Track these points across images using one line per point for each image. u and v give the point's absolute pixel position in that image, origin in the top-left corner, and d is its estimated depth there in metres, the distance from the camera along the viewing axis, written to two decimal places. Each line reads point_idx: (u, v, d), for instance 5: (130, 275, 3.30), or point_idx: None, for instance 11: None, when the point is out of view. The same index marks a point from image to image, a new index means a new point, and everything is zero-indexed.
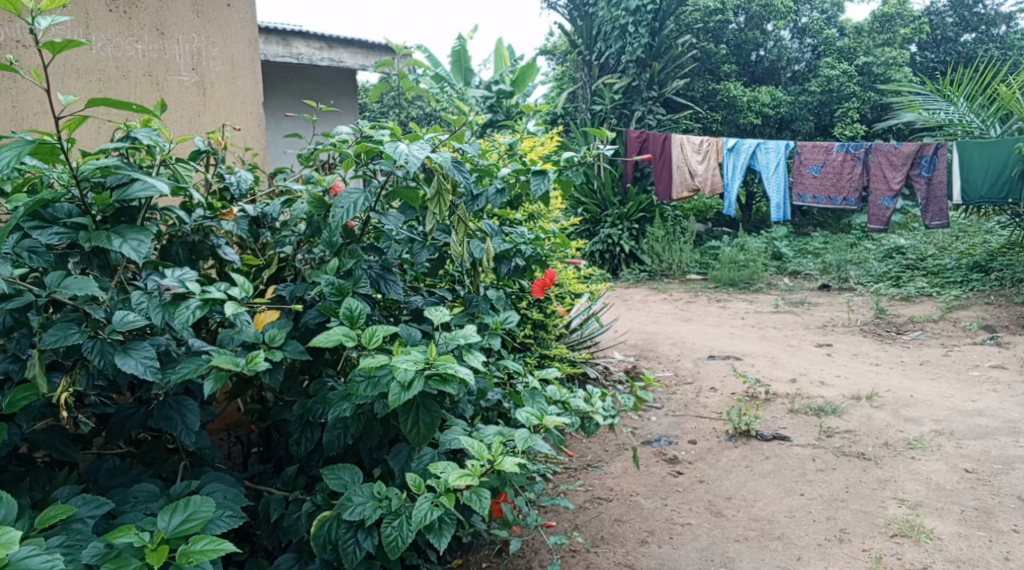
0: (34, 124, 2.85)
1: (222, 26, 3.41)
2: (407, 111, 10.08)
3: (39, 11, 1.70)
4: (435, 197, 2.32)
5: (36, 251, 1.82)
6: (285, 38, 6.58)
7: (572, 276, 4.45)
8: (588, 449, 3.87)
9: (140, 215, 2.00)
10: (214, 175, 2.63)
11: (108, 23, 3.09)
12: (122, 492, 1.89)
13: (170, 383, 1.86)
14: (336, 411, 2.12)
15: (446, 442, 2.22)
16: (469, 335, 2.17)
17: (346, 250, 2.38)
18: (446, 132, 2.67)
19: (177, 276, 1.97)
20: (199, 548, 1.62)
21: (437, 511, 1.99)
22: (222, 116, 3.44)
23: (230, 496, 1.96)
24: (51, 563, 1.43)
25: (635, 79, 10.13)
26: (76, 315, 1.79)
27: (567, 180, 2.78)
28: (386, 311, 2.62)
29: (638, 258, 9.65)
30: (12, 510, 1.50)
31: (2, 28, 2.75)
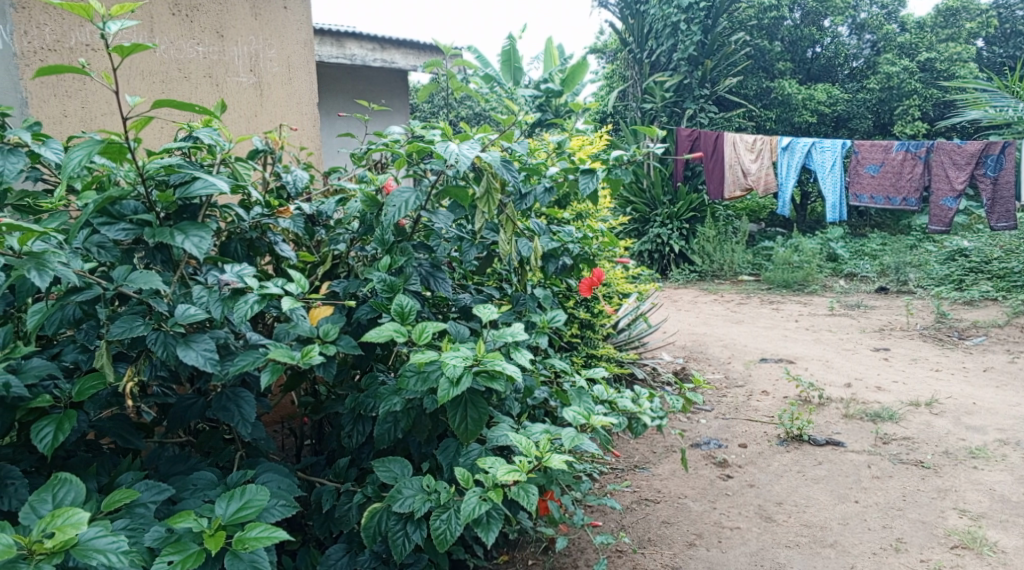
0: (101, 124, 2.97)
1: (279, 28, 3.51)
2: (457, 110, 10.15)
3: (109, 17, 1.77)
4: (484, 196, 2.35)
5: (105, 247, 1.92)
6: (339, 40, 6.70)
7: (620, 276, 4.45)
8: (635, 450, 3.87)
9: (202, 212, 2.07)
10: (271, 174, 2.70)
11: (171, 26, 3.17)
12: (182, 479, 1.96)
13: (229, 375, 1.92)
14: (387, 405, 2.17)
15: (494, 438, 2.25)
16: (517, 333, 2.19)
17: (397, 248, 2.42)
18: (496, 131, 2.69)
19: (236, 272, 2.03)
20: (255, 534, 1.67)
21: (484, 506, 2.02)
22: (279, 117, 3.56)
23: (284, 486, 2.02)
24: (116, 544, 1.49)
25: (686, 77, 10.05)
26: (141, 308, 1.87)
27: (615, 179, 2.77)
28: (435, 309, 2.66)
29: (688, 258, 9.56)
30: (80, 492, 1.57)
31: (73, 33, 2.87)
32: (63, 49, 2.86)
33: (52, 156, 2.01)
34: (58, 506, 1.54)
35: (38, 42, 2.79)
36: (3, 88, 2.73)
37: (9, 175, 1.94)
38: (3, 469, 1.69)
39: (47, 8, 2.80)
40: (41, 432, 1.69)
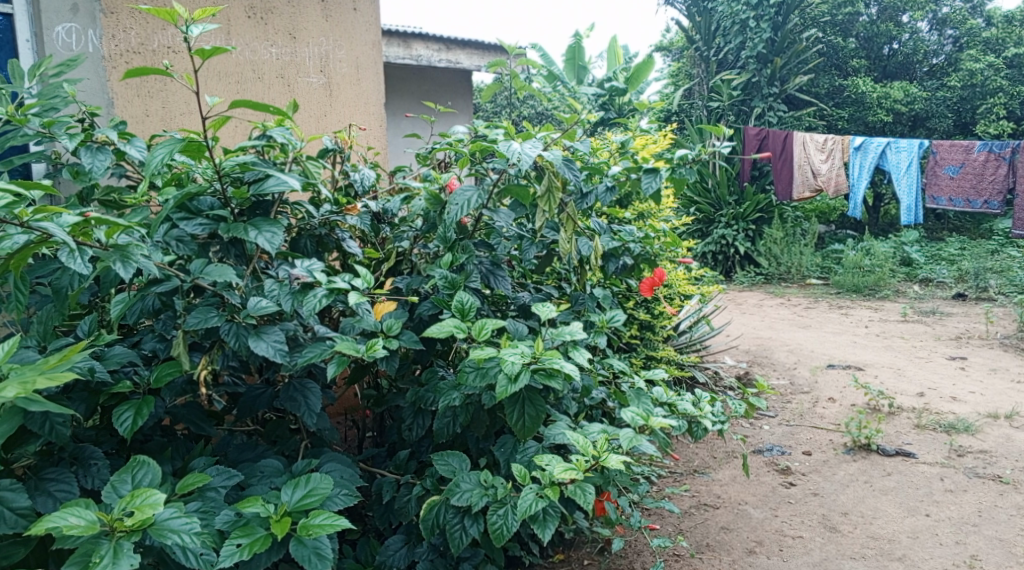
0: (180, 124, 3.08)
1: (348, 29, 3.60)
2: (521, 110, 10.20)
3: (193, 21, 1.85)
4: (546, 195, 2.38)
5: (183, 241, 2.00)
6: (406, 41, 6.81)
7: (682, 277, 4.42)
8: (695, 454, 3.84)
9: (274, 208, 2.15)
10: (340, 173, 2.78)
11: (247, 29, 3.28)
12: (250, 466, 2.03)
13: (297, 366, 1.99)
14: (446, 400, 2.21)
15: (551, 436, 2.27)
16: (575, 331, 2.20)
17: (459, 246, 2.46)
18: (559, 130, 2.71)
19: (306, 266, 2.10)
20: (318, 522, 1.73)
21: (541, 503, 2.04)
22: (347, 117, 3.64)
23: (346, 476, 2.07)
24: (189, 525, 1.56)
25: (755, 75, 9.89)
26: (215, 300, 1.95)
27: (679, 178, 2.73)
28: (494, 306, 2.69)
29: (753, 260, 9.40)
30: (157, 474, 1.64)
31: (156, 36, 3.00)
32: (147, 52, 2.99)
33: (137, 153, 2.11)
34: (137, 487, 1.62)
35: (124, 45, 2.93)
36: (92, 89, 2.86)
37: (97, 171, 2.07)
38: (86, 449, 1.79)
39: (133, 13, 2.94)
40: (121, 416, 1.77)
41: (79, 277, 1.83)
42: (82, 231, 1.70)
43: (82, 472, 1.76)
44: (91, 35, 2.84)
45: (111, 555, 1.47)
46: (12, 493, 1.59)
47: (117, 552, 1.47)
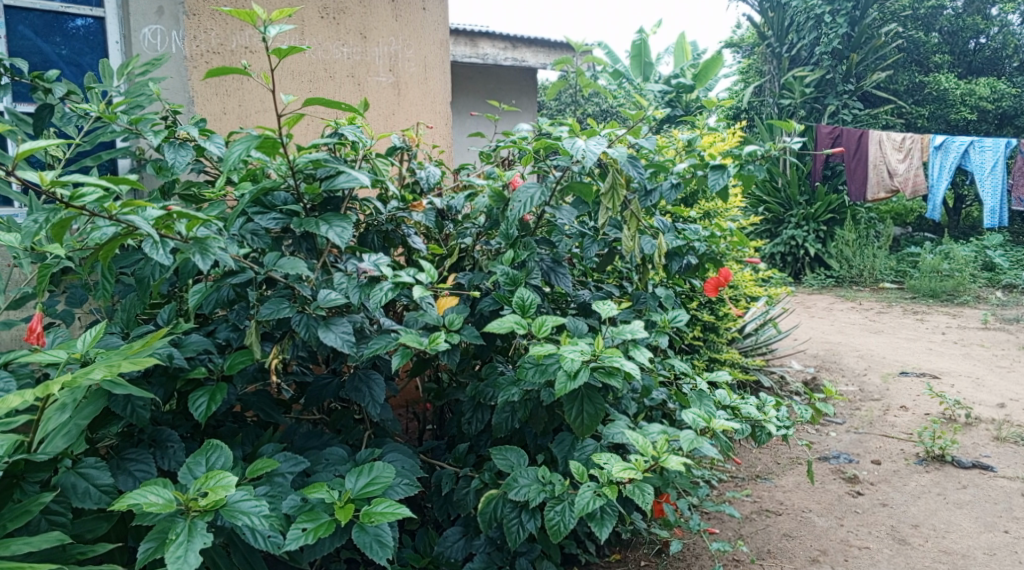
0: (256, 121, 3.18)
1: (417, 29, 3.67)
2: (586, 106, 10.17)
3: (271, 22, 1.92)
4: (609, 192, 2.39)
5: (258, 234, 2.08)
6: (473, 39, 6.86)
7: (749, 278, 4.37)
8: (758, 459, 3.79)
9: (343, 204, 2.22)
10: (407, 170, 2.83)
11: (320, 28, 3.36)
12: (316, 453, 2.10)
13: (363, 357, 2.05)
14: (505, 395, 2.24)
15: (610, 435, 2.28)
16: (636, 331, 2.20)
17: (521, 243, 2.49)
18: (625, 127, 2.71)
19: (373, 260, 2.15)
20: (380, 510, 1.78)
21: (599, 501, 2.05)
22: (414, 115, 3.71)
23: (408, 466, 2.12)
24: (258, 508, 1.62)
25: (829, 71, 9.71)
26: (287, 292, 2.02)
27: (748, 176, 2.73)
28: (555, 304, 2.72)
29: (823, 262, 9.18)
30: (230, 458, 1.71)
31: (234, 37, 3.10)
32: (226, 52, 3.10)
33: (216, 149, 2.19)
34: (210, 469, 1.69)
35: (204, 46, 3.04)
36: (174, 88, 2.99)
37: (179, 166, 2.14)
38: (164, 432, 1.87)
39: (213, 14, 3.05)
40: (196, 401, 1.85)
41: (160, 268, 1.92)
42: (165, 223, 1.81)
43: (160, 453, 1.84)
44: (175, 36, 2.96)
45: (186, 532, 1.54)
46: (97, 470, 1.68)
47: (192, 531, 1.55)
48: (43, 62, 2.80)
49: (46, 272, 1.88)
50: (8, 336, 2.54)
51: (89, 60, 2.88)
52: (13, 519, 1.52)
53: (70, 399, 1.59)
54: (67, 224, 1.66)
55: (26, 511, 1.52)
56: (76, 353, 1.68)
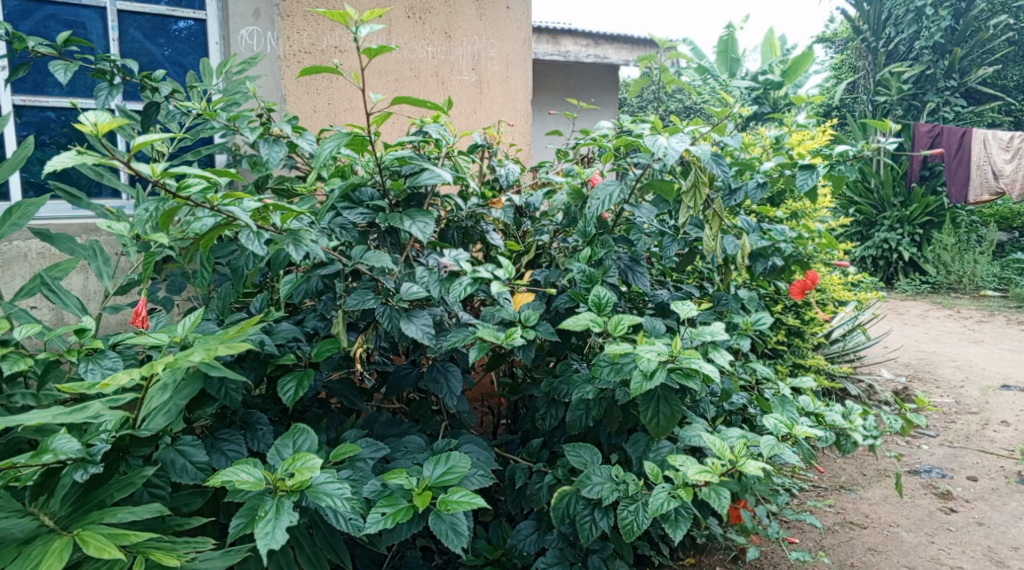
0: (344, 119, 3.28)
1: (500, 28, 3.72)
2: (669, 104, 10.06)
3: (361, 22, 1.99)
4: (691, 190, 2.38)
5: (346, 228, 2.16)
6: (555, 37, 6.88)
7: (837, 282, 4.26)
8: (843, 469, 3.70)
9: (426, 199, 2.27)
10: (487, 167, 2.88)
11: (406, 28, 3.44)
12: (395, 442, 2.16)
13: (442, 349, 2.10)
14: (580, 392, 2.26)
15: (686, 437, 2.27)
16: (716, 333, 2.19)
17: (599, 241, 2.50)
18: (709, 124, 2.68)
19: (453, 255, 2.20)
20: (456, 498, 1.82)
21: (674, 502, 2.05)
22: (495, 113, 3.76)
23: (482, 458, 2.17)
24: (342, 491, 1.69)
25: (929, 67, 9.33)
26: (372, 284, 2.09)
27: (839, 176, 2.67)
28: (632, 303, 2.72)
29: (918, 267, 8.84)
30: (316, 441, 1.78)
31: (325, 37, 3.21)
32: (317, 51, 3.21)
33: (308, 146, 2.29)
34: (297, 451, 1.76)
35: (297, 46, 3.15)
36: (268, 87, 3.11)
37: (273, 161, 2.24)
38: (254, 415, 1.97)
39: (306, 15, 3.15)
40: (285, 386, 1.94)
41: (254, 258, 2.02)
42: (262, 215, 1.90)
43: (250, 435, 1.94)
44: (270, 37, 3.08)
45: (274, 510, 1.61)
46: (193, 447, 1.79)
47: (280, 509, 1.62)
48: (150, 62, 2.96)
49: (151, 259, 2.00)
50: (114, 319, 2.71)
51: (191, 61, 3.04)
52: (120, 489, 1.62)
53: (170, 380, 1.64)
54: (173, 213, 1.77)
55: (131, 482, 1.62)
56: (177, 336, 1.79)
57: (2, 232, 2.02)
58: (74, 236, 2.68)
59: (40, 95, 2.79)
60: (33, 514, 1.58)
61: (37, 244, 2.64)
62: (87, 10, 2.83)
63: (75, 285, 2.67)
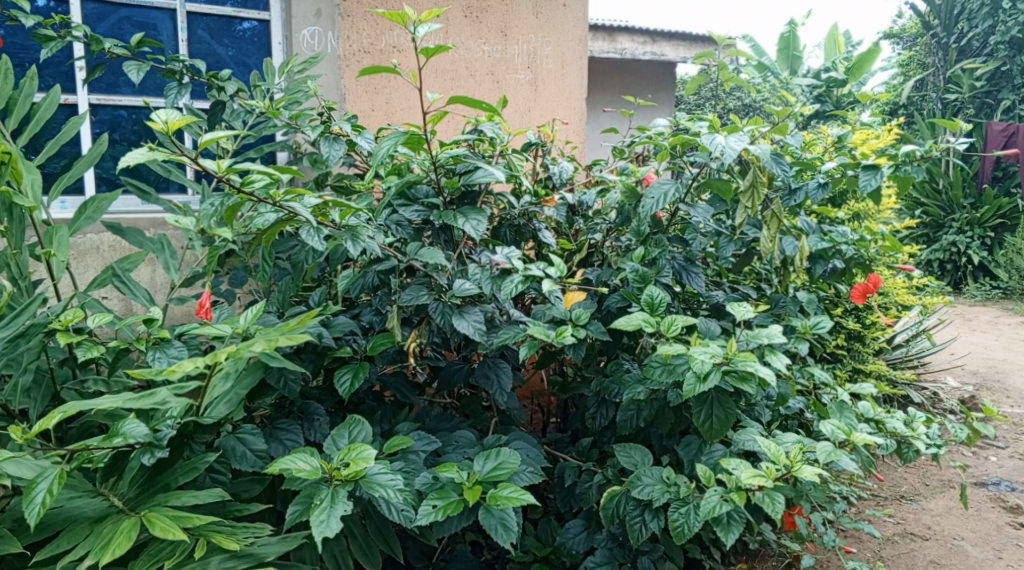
0: (401, 118, 3.34)
1: (557, 26, 3.73)
2: (728, 101, 9.92)
3: (419, 21, 2.02)
4: (750, 189, 2.36)
5: (401, 225, 2.18)
6: (612, 35, 6.85)
7: (901, 286, 4.16)
8: (904, 479, 3.62)
9: (480, 197, 2.29)
10: (542, 165, 2.89)
11: (463, 27, 3.48)
12: (447, 437, 2.20)
13: (493, 346, 2.12)
14: (631, 393, 2.25)
15: (740, 441, 2.26)
16: (772, 335, 2.16)
17: (653, 241, 2.49)
18: (768, 123, 2.64)
19: (505, 253, 2.22)
20: (506, 494, 1.83)
21: (726, 506, 2.04)
22: (550, 111, 3.77)
23: (532, 455, 2.19)
24: (395, 482, 1.71)
25: (1004, 63, 8.99)
26: (426, 281, 2.13)
27: (904, 177, 2.59)
28: (687, 304, 2.71)
29: (989, 271, 8.54)
30: (371, 432, 1.82)
31: (384, 36, 3.26)
32: (376, 51, 3.26)
33: (366, 144, 2.34)
34: (352, 441, 1.80)
35: (356, 45, 3.20)
36: (328, 86, 3.17)
37: (333, 159, 2.29)
38: (311, 406, 2.02)
39: (366, 15, 3.21)
40: (341, 378, 1.98)
41: (313, 253, 2.08)
42: (322, 211, 1.95)
43: (307, 426, 1.99)
44: (331, 37, 3.15)
45: (329, 499, 1.65)
46: (253, 436, 1.84)
47: (334, 498, 1.66)
48: (216, 62, 3.06)
49: (216, 253, 2.07)
50: (180, 311, 2.82)
51: (255, 60, 3.13)
52: (184, 474, 1.70)
53: (233, 369, 1.74)
54: (237, 208, 1.82)
55: (194, 467, 1.70)
56: (239, 327, 1.85)
57: (77, 226, 2.13)
58: (143, 230, 2.79)
59: (113, 94, 2.90)
60: (103, 494, 1.68)
61: (108, 238, 2.75)
62: (158, 12, 2.93)
63: (143, 277, 2.77)
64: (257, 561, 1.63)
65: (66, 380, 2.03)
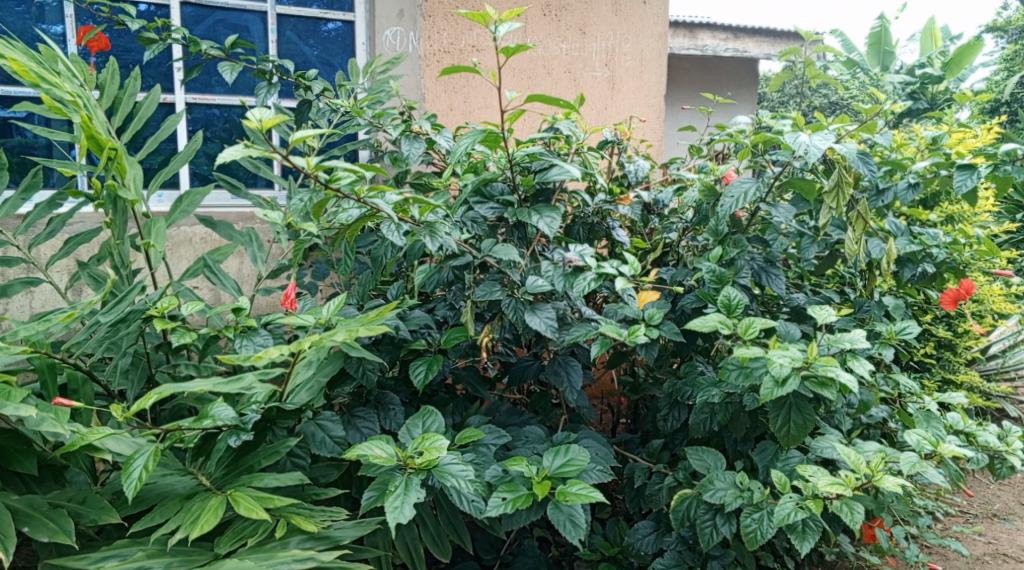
0: (479, 116, 3.39)
1: (636, 24, 3.72)
2: (814, 98, 9.64)
3: (500, 21, 2.04)
4: (834, 189, 2.31)
5: (477, 222, 2.24)
6: (692, 31, 6.77)
7: (998, 293, 3.98)
8: (996, 496, 3.48)
9: (555, 195, 2.32)
10: (617, 163, 2.89)
11: (542, 26, 3.51)
12: (517, 432, 2.23)
13: (564, 343, 2.13)
14: (704, 395, 2.24)
15: (818, 448, 2.21)
16: (855, 340, 2.11)
17: (731, 241, 2.46)
18: (856, 121, 2.57)
19: (578, 251, 2.22)
20: (574, 490, 1.85)
21: (801, 513, 2.01)
22: (627, 109, 3.76)
23: (601, 454, 2.20)
24: (465, 473, 1.75)
25: None
26: (500, 277, 2.16)
27: (1003, 177, 2.49)
28: (766, 306, 2.68)
29: None
30: (443, 423, 1.86)
31: (464, 36, 3.31)
32: (456, 51, 3.31)
33: (444, 142, 2.39)
34: (426, 431, 1.85)
35: (437, 45, 3.26)
36: (409, 85, 3.24)
37: (413, 157, 2.35)
38: (387, 396, 2.08)
39: (447, 15, 3.26)
40: (416, 369, 2.04)
41: (391, 249, 2.14)
42: (401, 207, 2.01)
43: (383, 415, 2.05)
44: (412, 37, 3.22)
45: (403, 486, 1.70)
46: (332, 423, 1.92)
47: (408, 485, 1.70)
48: (303, 62, 3.17)
49: (301, 246, 2.15)
50: (266, 302, 2.94)
51: (340, 60, 3.23)
52: (266, 457, 1.78)
53: (315, 357, 1.80)
54: (322, 204, 1.90)
55: (276, 451, 1.78)
56: (321, 317, 1.92)
57: (172, 219, 2.24)
58: (232, 224, 2.92)
59: (207, 94, 3.04)
60: (192, 473, 1.79)
61: (200, 230, 2.89)
62: (250, 14, 3.07)
63: (232, 269, 2.91)
64: (333, 543, 1.70)
65: (160, 364, 2.16)
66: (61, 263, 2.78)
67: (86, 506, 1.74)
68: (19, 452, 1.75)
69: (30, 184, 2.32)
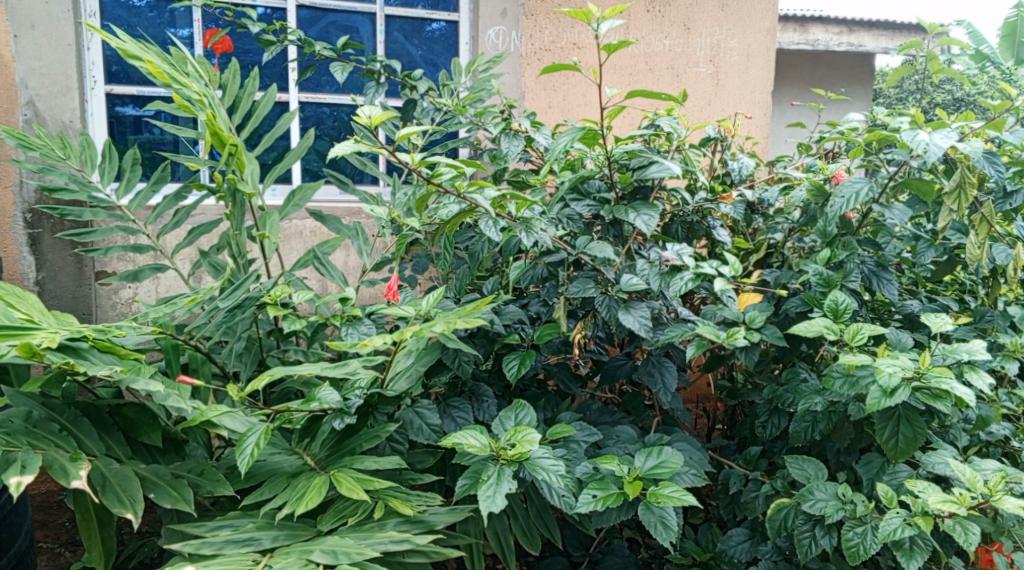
0: (578, 114, 3.40)
1: (744, 18, 3.64)
2: (935, 94, 9.15)
3: (604, 17, 2.03)
4: (956, 191, 2.21)
5: (572, 219, 2.26)
6: (804, 25, 6.54)
7: None
8: None
9: (652, 194, 2.30)
10: (720, 161, 2.85)
11: (645, 22, 3.50)
12: (609, 431, 2.23)
13: (659, 343, 2.13)
14: (806, 403, 2.18)
15: (929, 464, 2.12)
16: (974, 350, 2.00)
17: (840, 243, 2.38)
18: (982, 118, 2.44)
19: (676, 250, 2.21)
20: (667, 493, 1.84)
21: (909, 530, 1.93)
22: (732, 105, 3.68)
23: (694, 458, 2.18)
24: (557, 467, 1.77)
25: None
26: (594, 274, 2.17)
27: None
28: (875, 312, 2.58)
29: None
30: (535, 417, 1.89)
31: (565, 34, 3.33)
32: (557, 49, 3.34)
33: (544, 140, 2.42)
34: (518, 424, 1.88)
35: (538, 44, 3.30)
36: (511, 84, 3.29)
37: (512, 154, 2.39)
38: (481, 388, 2.13)
39: (550, 14, 3.29)
40: (509, 362, 2.08)
41: (488, 244, 2.19)
42: (500, 204, 2.05)
43: (477, 406, 2.10)
44: (514, 36, 3.26)
45: (496, 476, 1.74)
46: (429, 411, 1.97)
47: (501, 475, 1.74)
48: (409, 62, 3.27)
49: (402, 241, 2.22)
50: (370, 294, 3.06)
51: (444, 60, 3.31)
52: (368, 440, 1.86)
53: (413, 347, 1.95)
54: (426, 199, 1.96)
55: (376, 435, 1.85)
56: (421, 309, 1.98)
57: (285, 212, 2.36)
58: (340, 218, 3.06)
59: (318, 93, 3.17)
60: (298, 453, 1.90)
61: (310, 224, 3.04)
62: (360, 16, 3.18)
63: (339, 262, 3.04)
64: (428, 528, 1.76)
65: (270, 349, 2.29)
66: (185, 252, 2.98)
67: (203, 478, 1.86)
68: (146, 425, 1.89)
69: (159, 177, 2.49)
